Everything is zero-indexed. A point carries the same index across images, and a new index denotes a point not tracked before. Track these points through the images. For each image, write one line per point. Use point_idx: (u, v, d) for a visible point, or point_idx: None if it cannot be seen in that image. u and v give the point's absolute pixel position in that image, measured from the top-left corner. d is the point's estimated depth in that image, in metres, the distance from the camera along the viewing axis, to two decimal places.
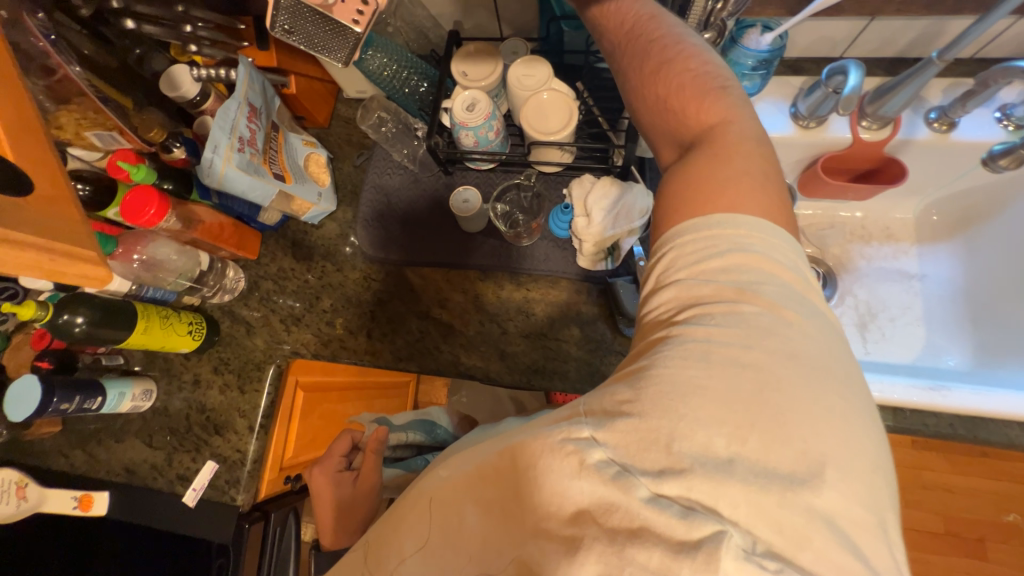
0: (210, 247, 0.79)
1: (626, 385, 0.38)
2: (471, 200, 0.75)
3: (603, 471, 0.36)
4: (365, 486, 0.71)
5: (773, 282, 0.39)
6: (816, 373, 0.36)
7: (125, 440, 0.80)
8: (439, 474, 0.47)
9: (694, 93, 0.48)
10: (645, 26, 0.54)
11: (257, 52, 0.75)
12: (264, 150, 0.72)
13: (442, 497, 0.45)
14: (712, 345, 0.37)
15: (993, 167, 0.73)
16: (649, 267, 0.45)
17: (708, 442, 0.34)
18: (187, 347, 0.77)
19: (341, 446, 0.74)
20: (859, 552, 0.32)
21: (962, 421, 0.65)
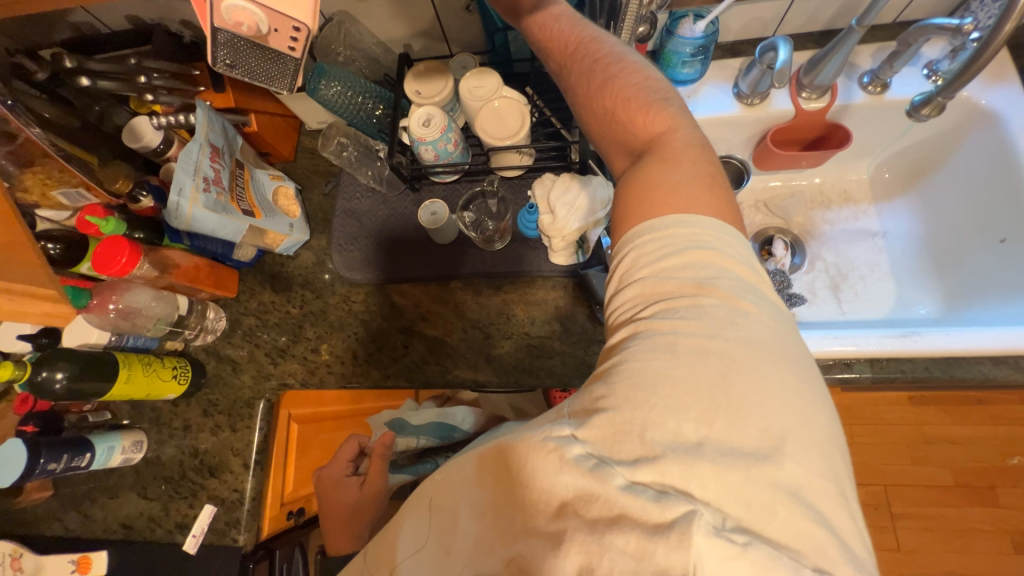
0: (188, 290, 0.79)
1: (601, 382, 0.37)
2: (439, 212, 0.77)
3: (582, 463, 0.34)
4: (370, 493, 0.68)
5: (728, 277, 0.39)
6: (779, 361, 0.35)
7: (119, 495, 0.79)
8: (437, 476, 0.47)
9: (639, 106, 0.48)
10: (587, 45, 0.54)
11: (214, 96, 0.76)
12: (230, 188, 0.73)
13: (441, 497, 0.45)
14: (678, 337, 0.36)
15: (918, 117, 0.75)
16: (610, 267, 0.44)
17: (677, 428, 0.33)
18: (173, 391, 0.77)
19: (347, 450, 0.72)
20: (825, 512, 0.31)
21: (936, 363, 0.67)
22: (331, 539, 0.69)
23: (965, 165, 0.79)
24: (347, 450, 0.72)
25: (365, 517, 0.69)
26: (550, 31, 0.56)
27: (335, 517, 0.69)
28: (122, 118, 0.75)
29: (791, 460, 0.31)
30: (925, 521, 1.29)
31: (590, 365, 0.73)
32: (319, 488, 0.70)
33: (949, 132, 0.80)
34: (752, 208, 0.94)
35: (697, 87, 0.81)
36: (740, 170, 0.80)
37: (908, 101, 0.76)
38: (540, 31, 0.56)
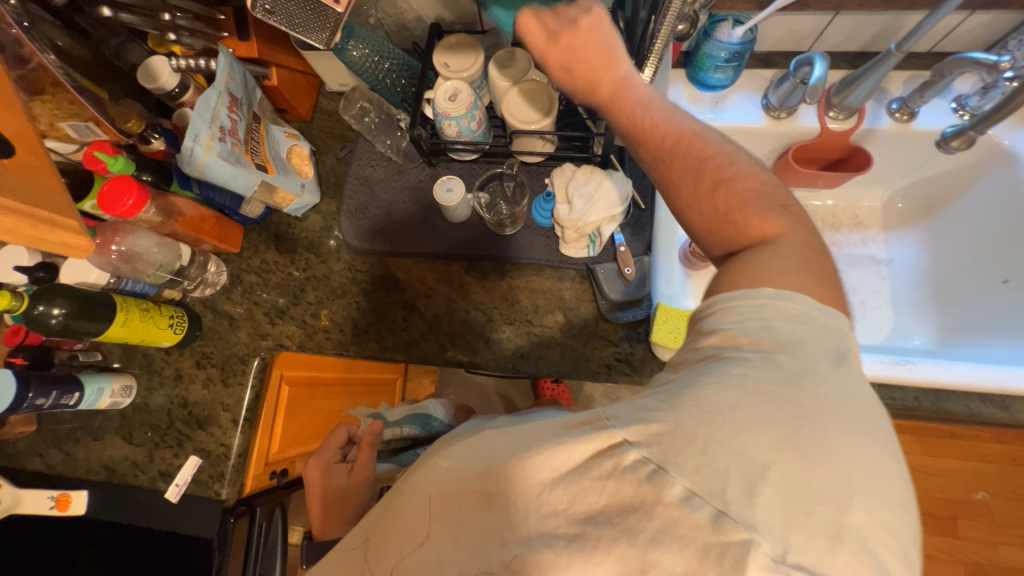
0: (191, 240, 0.78)
1: (655, 399, 0.36)
2: (455, 189, 0.74)
3: (640, 470, 0.33)
4: (359, 480, 0.70)
5: (815, 340, 0.35)
6: (851, 417, 0.33)
7: (104, 438, 0.78)
8: (440, 464, 0.45)
9: (755, 206, 0.42)
10: (687, 141, 0.45)
11: (238, 44, 0.74)
12: (245, 141, 0.71)
13: (443, 487, 0.42)
14: (747, 374, 0.34)
15: (947, 148, 0.75)
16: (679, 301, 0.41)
17: (742, 449, 0.31)
18: (168, 340, 0.77)
19: (337, 436, 0.73)
20: (884, 563, 0.30)
21: (926, 394, 0.68)
22: (319, 522, 0.71)
23: (980, 204, 0.80)
24: (339, 438, 0.73)
25: (349, 503, 0.70)
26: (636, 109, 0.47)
27: (322, 501, 0.70)
28: (138, 57, 0.71)
29: (857, 508, 0.30)
30: None
31: (588, 358, 0.73)
32: (309, 472, 0.71)
33: (971, 167, 0.79)
34: None
35: (725, 94, 0.81)
36: None
37: (939, 133, 0.76)
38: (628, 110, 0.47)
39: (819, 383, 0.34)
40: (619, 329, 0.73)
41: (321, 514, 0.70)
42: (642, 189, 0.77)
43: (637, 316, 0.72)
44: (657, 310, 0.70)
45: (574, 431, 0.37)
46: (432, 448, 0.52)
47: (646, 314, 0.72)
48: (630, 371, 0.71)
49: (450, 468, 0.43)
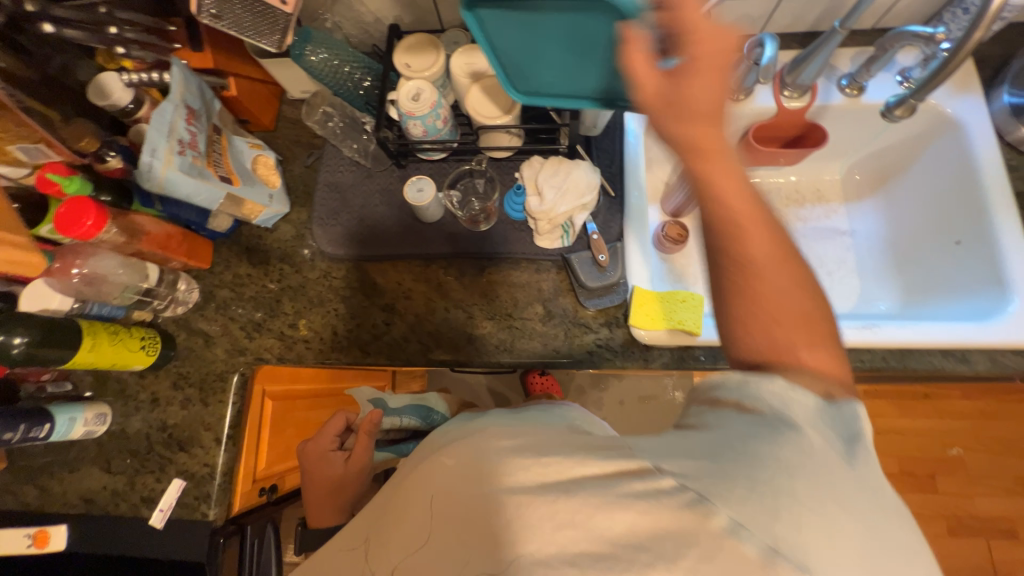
0: (158, 258, 0.76)
1: (689, 442, 0.38)
2: (426, 189, 0.74)
3: (679, 497, 0.34)
4: (355, 470, 0.71)
5: (833, 417, 0.38)
6: (875, 496, 0.35)
7: (80, 469, 0.76)
8: (444, 461, 0.42)
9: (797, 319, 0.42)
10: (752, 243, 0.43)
11: (192, 56, 0.72)
12: (207, 153, 0.70)
13: (448, 487, 0.41)
14: (769, 423, 0.37)
15: (891, 118, 0.76)
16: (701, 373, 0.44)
17: (778, 485, 0.33)
18: (141, 362, 0.74)
19: (335, 425, 0.73)
20: None
21: (893, 354, 0.71)
22: (312, 511, 0.72)
23: (930, 171, 0.84)
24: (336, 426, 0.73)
25: (346, 492, 0.71)
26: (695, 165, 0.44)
27: (317, 490, 0.71)
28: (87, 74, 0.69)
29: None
30: None
31: (570, 346, 0.74)
32: (305, 461, 0.72)
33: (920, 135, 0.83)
34: None
35: None
36: None
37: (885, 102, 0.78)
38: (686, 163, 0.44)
39: (841, 454, 0.36)
40: (598, 316, 0.74)
41: (316, 502, 0.72)
42: (611, 177, 0.78)
43: (615, 301, 0.74)
44: (634, 294, 0.72)
45: (598, 453, 0.39)
46: (421, 449, 0.50)
47: (623, 299, 0.74)
48: (612, 356, 0.73)
49: (452, 466, 0.42)
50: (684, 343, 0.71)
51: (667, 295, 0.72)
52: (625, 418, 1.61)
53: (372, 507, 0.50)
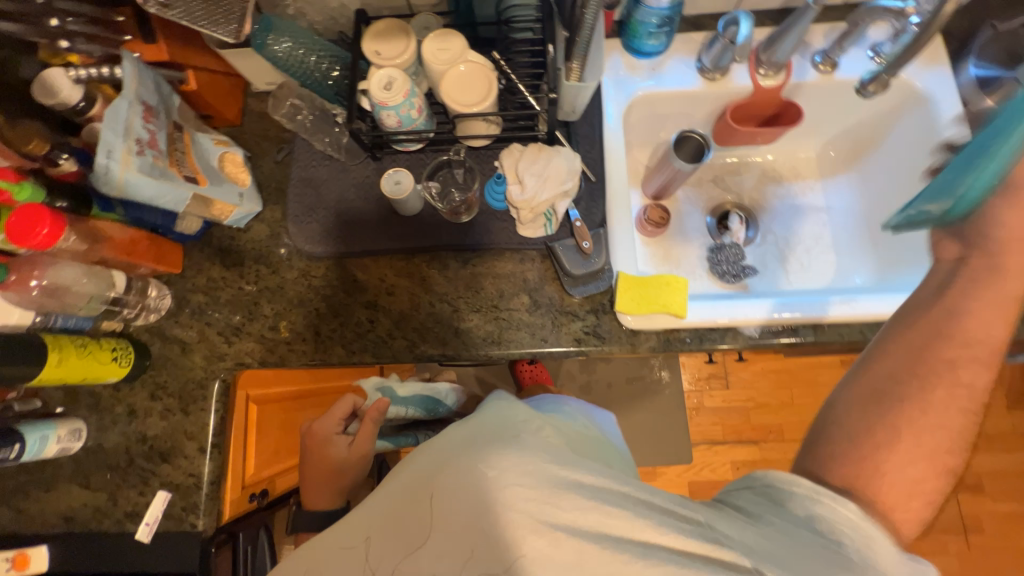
0: (125, 265, 0.72)
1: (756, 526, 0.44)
2: (403, 181, 0.72)
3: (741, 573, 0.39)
4: (357, 455, 0.69)
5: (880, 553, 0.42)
6: None
7: (58, 487, 0.73)
8: (488, 472, 0.45)
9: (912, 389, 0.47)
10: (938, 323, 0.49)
11: (145, 48, 0.67)
12: (168, 152, 0.66)
13: (489, 500, 0.44)
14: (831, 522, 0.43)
15: (865, 93, 0.78)
16: (762, 482, 0.49)
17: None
18: (115, 374, 0.72)
19: (342, 407, 0.71)
20: None
21: (868, 327, 0.73)
22: (307, 490, 0.71)
23: (895, 146, 0.86)
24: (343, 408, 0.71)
25: (345, 476, 0.70)
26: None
27: (316, 469, 0.70)
28: (29, 69, 0.66)
29: None
30: None
31: (557, 334, 0.74)
32: (309, 437, 0.71)
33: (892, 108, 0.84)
34: (711, 182, 0.98)
35: (661, 60, 0.82)
36: (701, 145, 0.81)
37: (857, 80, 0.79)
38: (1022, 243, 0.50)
39: None
40: (584, 304, 0.74)
41: (310, 486, 0.70)
42: (591, 162, 0.77)
43: (600, 288, 0.73)
44: (619, 279, 0.72)
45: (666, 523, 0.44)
46: (446, 442, 0.51)
47: (608, 285, 0.74)
48: (599, 342, 0.73)
49: (501, 480, 0.44)
50: (670, 326, 0.72)
51: (652, 279, 0.72)
52: (614, 400, 1.64)
53: (381, 497, 0.50)
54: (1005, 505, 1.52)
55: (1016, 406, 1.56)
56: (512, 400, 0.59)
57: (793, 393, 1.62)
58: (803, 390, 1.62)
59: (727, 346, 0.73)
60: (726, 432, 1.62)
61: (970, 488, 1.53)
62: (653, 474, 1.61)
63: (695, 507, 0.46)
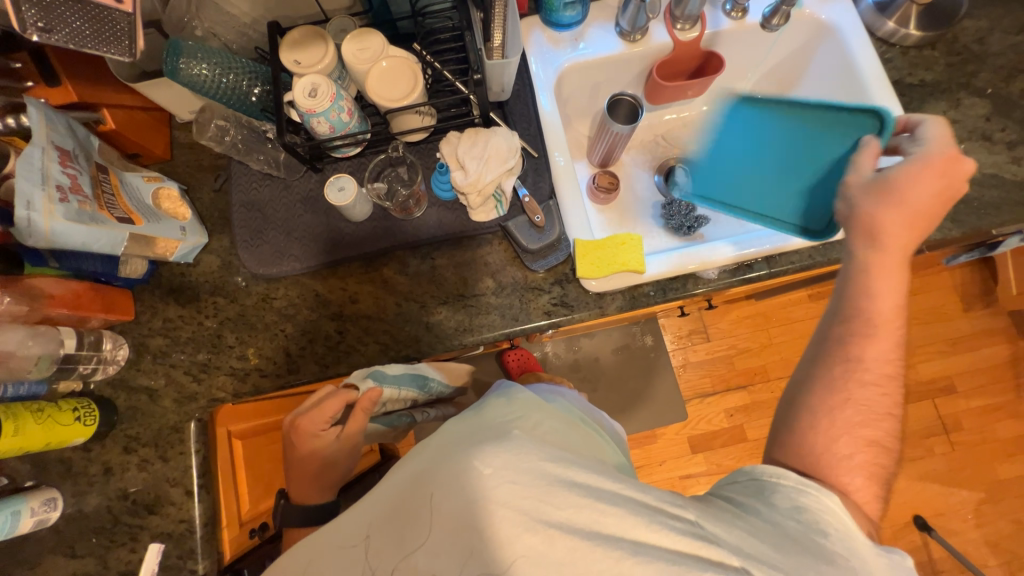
0: (74, 320, 0.69)
1: (737, 515, 0.50)
2: (348, 187, 0.71)
3: (714, 553, 0.44)
4: (347, 447, 0.68)
5: (849, 545, 0.47)
6: None
7: (42, 563, 0.70)
8: (484, 470, 0.46)
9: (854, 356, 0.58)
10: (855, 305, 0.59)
11: (51, 92, 0.65)
12: (96, 195, 0.64)
13: (487, 497, 0.45)
14: (796, 507, 0.50)
15: (770, 28, 0.84)
16: (752, 476, 0.56)
17: (769, 555, 0.45)
18: (81, 434, 0.69)
19: (332, 407, 0.66)
20: None
21: (817, 251, 0.77)
22: (294, 485, 0.70)
23: (816, 81, 0.91)
24: (332, 409, 0.65)
25: (336, 467, 0.69)
26: (928, 218, 0.58)
27: (303, 464, 0.68)
28: None
29: None
30: None
31: (527, 311, 0.75)
32: (295, 430, 0.67)
33: (804, 43, 0.89)
34: (654, 141, 1.02)
35: (582, 30, 0.84)
36: (633, 106, 0.83)
37: (759, 16, 0.84)
38: (909, 226, 0.58)
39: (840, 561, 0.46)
40: (548, 277, 0.75)
41: (297, 477, 0.69)
42: (531, 138, 0.78)
43: (560, 258, 0.74)
44: (577, 246, 0.73)
45: (659, 518, 0.46)
46: (440, 443, 0.52)
47: (567, 254, 0.75)
48: (569, 311, 0.74)
49: (503, 478, 0.45)
50: (633, 282, 0.74)
51: (607, 241, 0.73)
52: (604, 372, 1.67)
53: (370, 501, 0.51)
54: (979, 400, 1.63)
55: (972, 307, 1.66)
56: (505, 397, 0.61)
57: (771, 333, 1.68)
58: (779, 328, 1.68)
59: (691, 293, 0.76)
60: (715, 382, 1.67)
61: (944, 391, 1.63)
62: (655, 436, 1.65)
63: (687, 506, 0.49)
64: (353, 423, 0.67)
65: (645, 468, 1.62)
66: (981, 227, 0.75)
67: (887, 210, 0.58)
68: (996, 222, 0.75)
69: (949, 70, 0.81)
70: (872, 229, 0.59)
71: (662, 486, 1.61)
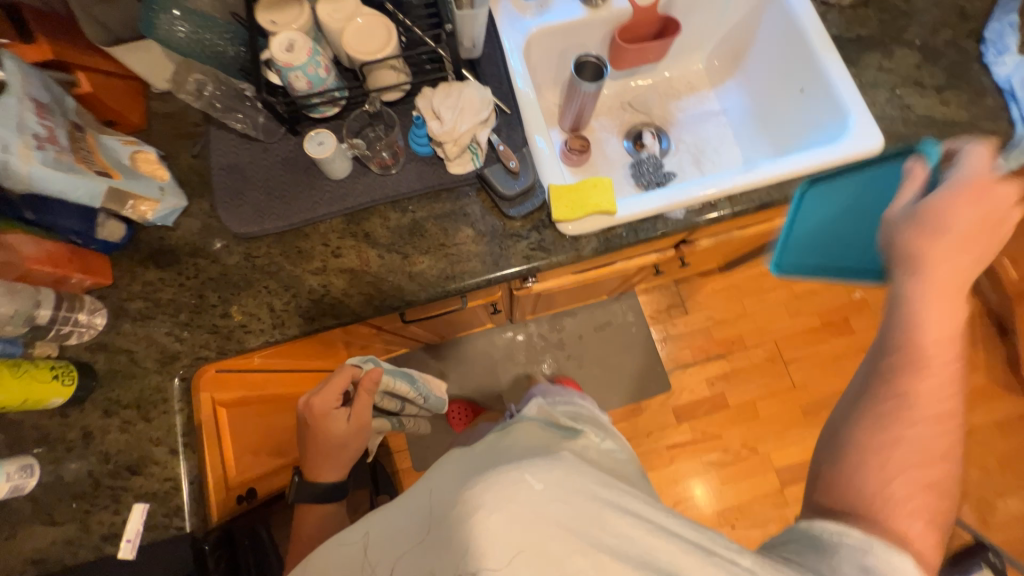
0: (50, 279, 0.69)
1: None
2: (327, 141, 0.73)
3: None
4: (355, 427, 0.76)
5: None
6: None
7: (16, 533, 0.67)
8: (535, 486, 0.47)
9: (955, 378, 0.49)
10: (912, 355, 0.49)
11: (26, 48, 0.66)
12: (73, 149, 0.64)
13: (539, 512, 0.46)
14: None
15: None
16: (810, 538, 0.47)
17: None
18: (60, 395, 0.67)
19: (340, 383, 0.75)
20: None
21: (773, 188, 0.81)
22: (319, 466, 0.77)
23: (764, 45, 0.97)
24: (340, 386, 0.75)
25: (347, 447, 0.77)
26: (978, 242, 0.50)
27: (326, 445, 0.76)
28: None
29: None
30: (806, 358, 1.71)
31: (507, 256, 0.77)
32: (310, 416, 0.75)
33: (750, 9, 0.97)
34: (620, 108, 1.07)
35: None
36: (598, 66, 0.88)
37: None
38: (961, 254, 0.50)
39: None
40: (525, 223, 0.78)
41: (315, 460, 0.77)
42: (503, 97, 0.83)
43: (536, 204, 0.78)
44: (550, 192, 0.77)
45: (713, 562, 0.45)
46: (478, 463, 0.56)
47: (542, 201, 0.78)
48: (547, 255, 0.77)
49: (552, 492, 0.47)
50: (605, 225, 0.78)
51: (579, 184, 0.77)
52: (588, 349, 1.71)
53: (407, 504, 0.56)
54: None
55: None
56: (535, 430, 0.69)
57: (745, 304, 1.76)
58: (753, 299, 1.76)
59: (660, 234, 0.80)
60: (695, 352, 1.72)
61: None
62: (640, 409, 1.68)
63: (744, 552, 0.46)
64: (360, 402, 0.75)
65: (633, 440, 1.65)
66: None
67: (926, 240, 0.51)
68: None
69: (881, 26, 0.89)
70: (911, 258, 0.51)
71: (650, 456, 1.64)
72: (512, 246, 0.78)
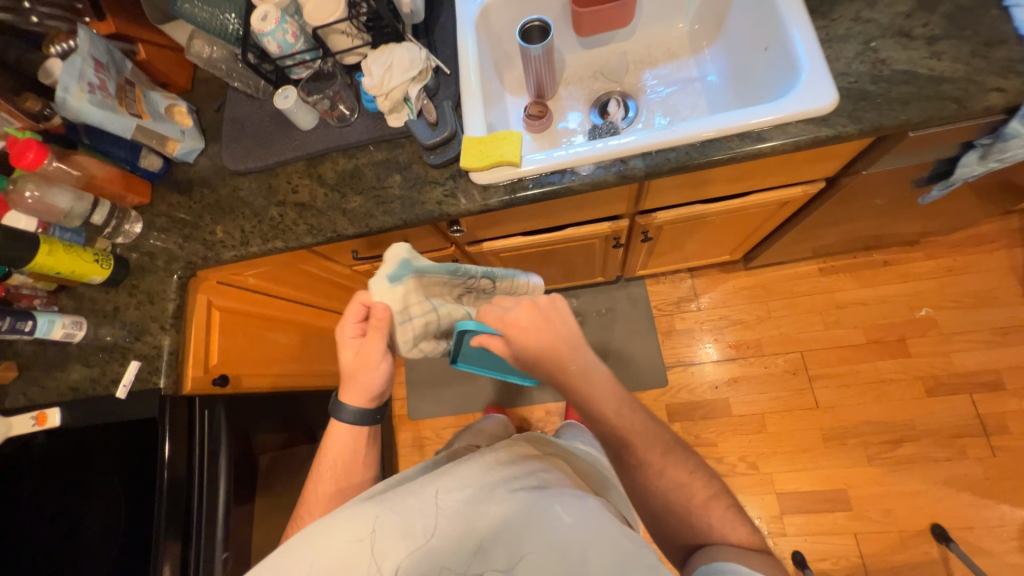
0: (103, 194, 0.95)
1: None
2: (289, 95, 0.89)
3: None
4: (373, 350, 0.71)
5: None
6: None
7: (66, 370, 0.94)
8: (564, 518, 0.58)
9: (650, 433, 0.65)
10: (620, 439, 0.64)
11: (99, 26, 0.95)
12: (118, 96, 0.89)
13: (565, 541, 0.56)
14: None
15: None
16: None
17: None
18: (97, 273, 0.93)
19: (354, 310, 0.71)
20: None
21: (695, 148, 0.77)
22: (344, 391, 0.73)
23: (740, 5, 0.91)
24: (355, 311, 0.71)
25: (373, 370, 0.72)
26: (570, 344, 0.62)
27: (347, 372, 0.73)
28: None
29: None
30: (839, 377, 1.48)
31: (424, 200, 0.85)
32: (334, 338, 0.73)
33: None
34: (591, 77, 1.07)
35: None
36: (543, 28, 0.91)
37: None
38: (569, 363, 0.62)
39: None
40: (444, 171, 0.86)
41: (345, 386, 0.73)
42: (447, 60, 0.93)
43: (452, 154, 0.85)
44: (463, 144, 0.84)
45: None
46: (500, 483, 0.64)
47: (457, 152, 0.85)
48: (456, 201, 0.84)
49: (577, 525, 0.57)
50: (512, 176, 0.82)
51: (490, 137, 0.82)
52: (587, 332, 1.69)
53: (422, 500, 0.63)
54: None
55: None
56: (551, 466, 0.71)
57: (770, 306, 1.58)
58: (781, 302, 1.57)
59: (568, 189, 0.81)
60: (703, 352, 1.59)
61: (987, 386, 1.40)
62: None
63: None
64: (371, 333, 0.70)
65: None
66: (882, 123, 0.70)
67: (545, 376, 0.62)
68: (904, 117, 0.69)
69: None
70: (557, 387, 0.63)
71: None
72: (429, 190, 0.86)
